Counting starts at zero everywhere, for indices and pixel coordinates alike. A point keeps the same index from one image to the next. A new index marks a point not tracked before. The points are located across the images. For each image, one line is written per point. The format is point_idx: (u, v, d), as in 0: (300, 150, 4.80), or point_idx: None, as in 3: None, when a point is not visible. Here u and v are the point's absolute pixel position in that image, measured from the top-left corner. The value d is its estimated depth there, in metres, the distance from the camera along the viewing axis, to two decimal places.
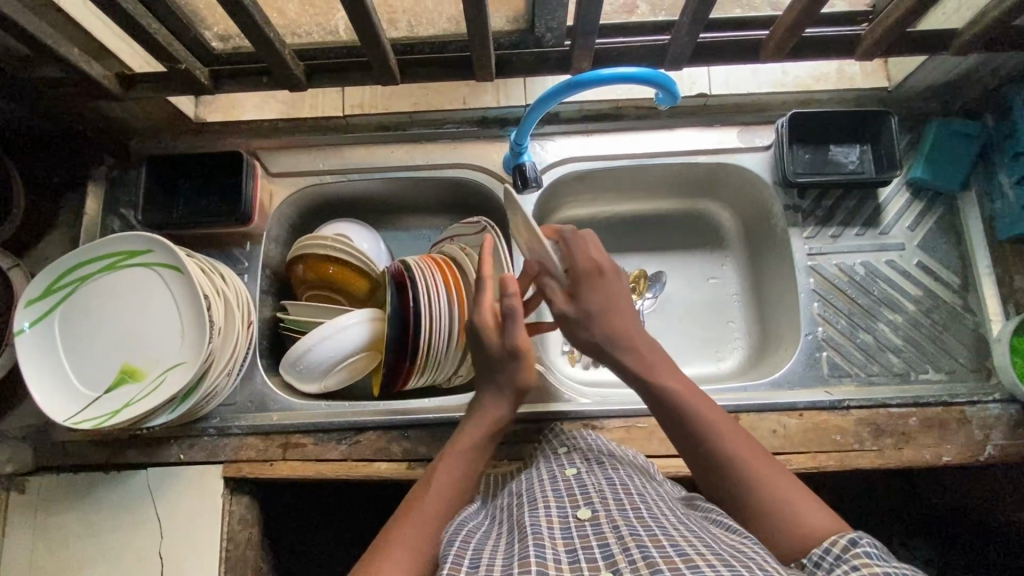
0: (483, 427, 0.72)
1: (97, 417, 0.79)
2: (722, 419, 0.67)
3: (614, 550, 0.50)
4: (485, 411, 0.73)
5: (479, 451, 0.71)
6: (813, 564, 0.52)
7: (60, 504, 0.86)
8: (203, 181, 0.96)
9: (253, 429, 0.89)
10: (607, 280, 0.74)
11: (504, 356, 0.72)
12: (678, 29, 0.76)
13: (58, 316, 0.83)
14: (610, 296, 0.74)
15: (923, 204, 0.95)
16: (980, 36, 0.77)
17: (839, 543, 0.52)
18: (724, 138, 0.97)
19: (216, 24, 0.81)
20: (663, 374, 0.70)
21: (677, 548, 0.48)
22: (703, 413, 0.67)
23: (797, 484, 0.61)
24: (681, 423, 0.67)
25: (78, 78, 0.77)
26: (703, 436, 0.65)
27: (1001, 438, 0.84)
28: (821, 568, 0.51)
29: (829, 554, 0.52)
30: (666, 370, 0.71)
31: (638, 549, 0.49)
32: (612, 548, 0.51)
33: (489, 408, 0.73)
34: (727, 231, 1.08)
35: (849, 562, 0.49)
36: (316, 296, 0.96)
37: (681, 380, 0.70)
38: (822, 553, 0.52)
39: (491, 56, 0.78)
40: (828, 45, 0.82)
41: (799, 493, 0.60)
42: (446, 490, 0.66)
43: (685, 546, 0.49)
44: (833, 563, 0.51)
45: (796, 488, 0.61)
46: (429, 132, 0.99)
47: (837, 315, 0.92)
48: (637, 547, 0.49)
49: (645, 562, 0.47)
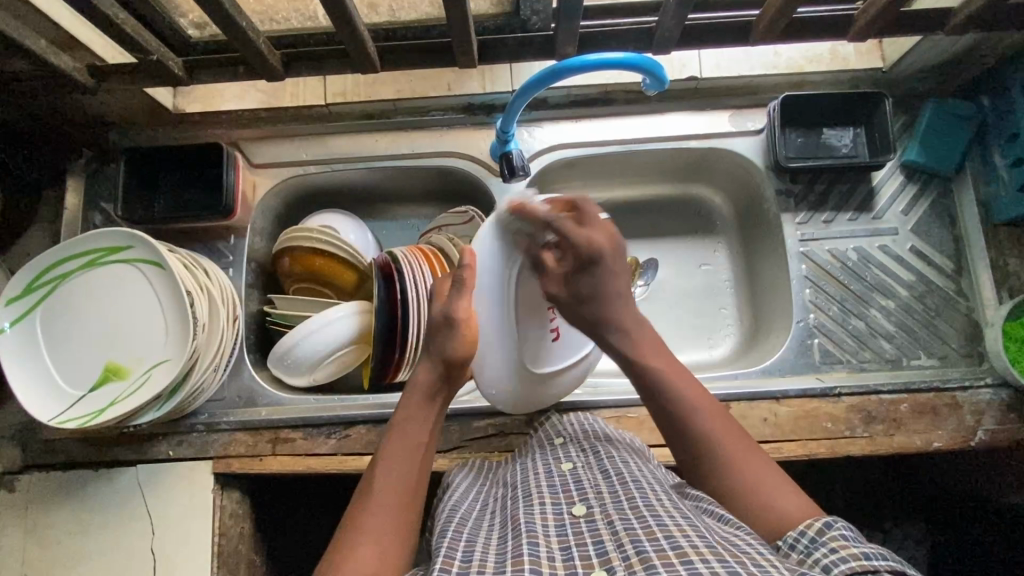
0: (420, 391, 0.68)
1: (81, 416, 0.79)
2: (706, 395, 0.66)
3: (608, 548, 0.50)
4: (418, 376, 0.69)
5: (422, 420, 0.67)
6: (788, 545, 0.52)
7: (49, 502, 0.86)
8: (184, 174, 0.94)
9: (241, 424, 0.88)
10: (603, 254, 0.71)
11: (439, 320, 0.70)
12: (664, 12, 0.73)
13: (37, 315, 0.82)
14: (609, 267, 0.71)
15: (918, 187, 0.93)
16: (975, 16, 0.75)
17: (814, 526, 0.52)
18: (715, 123, 0.95)
19: (190, 11, 0.78)
20: (647, 350, 0.70)
21: (670, 540, 0.48)
22: (685, 390, 0.66)
23: (776, 473, 0.60)
24: (660, 396, 0.66)
25: (48, 72, 0.75)
26: (688, 409, 0.64)
27: (992, 423, 0.84)
28: (796, 551, 0.51)
29: (805, 537, 0.51)
30: (655, 351, 0.69)
31: (632, 545, 0.49)
32: (606, 546, 0.50)
33: (422, 374, 0.69)
34: (720, 216, 1.06)
35: (825, 545, 0.49)
36: (302, 289, 0.94)
37: (668, 359, 0.69)
38: (797, 536, 0.52)
39: (472, 41, 0.76)
40: (819, 26, 0.80)
41: (775, 479, 0.59)
42: (398, 463, 0.63)
43: (680, 537, 0.48)
44: (809, 546, 0.51)
45: (772, 473, 0.60)
46: (413, 120, 0.97)
47: (829, 302, 0.91)
48: (631, 542, 0.49)
49: (638, 558, 0.47)
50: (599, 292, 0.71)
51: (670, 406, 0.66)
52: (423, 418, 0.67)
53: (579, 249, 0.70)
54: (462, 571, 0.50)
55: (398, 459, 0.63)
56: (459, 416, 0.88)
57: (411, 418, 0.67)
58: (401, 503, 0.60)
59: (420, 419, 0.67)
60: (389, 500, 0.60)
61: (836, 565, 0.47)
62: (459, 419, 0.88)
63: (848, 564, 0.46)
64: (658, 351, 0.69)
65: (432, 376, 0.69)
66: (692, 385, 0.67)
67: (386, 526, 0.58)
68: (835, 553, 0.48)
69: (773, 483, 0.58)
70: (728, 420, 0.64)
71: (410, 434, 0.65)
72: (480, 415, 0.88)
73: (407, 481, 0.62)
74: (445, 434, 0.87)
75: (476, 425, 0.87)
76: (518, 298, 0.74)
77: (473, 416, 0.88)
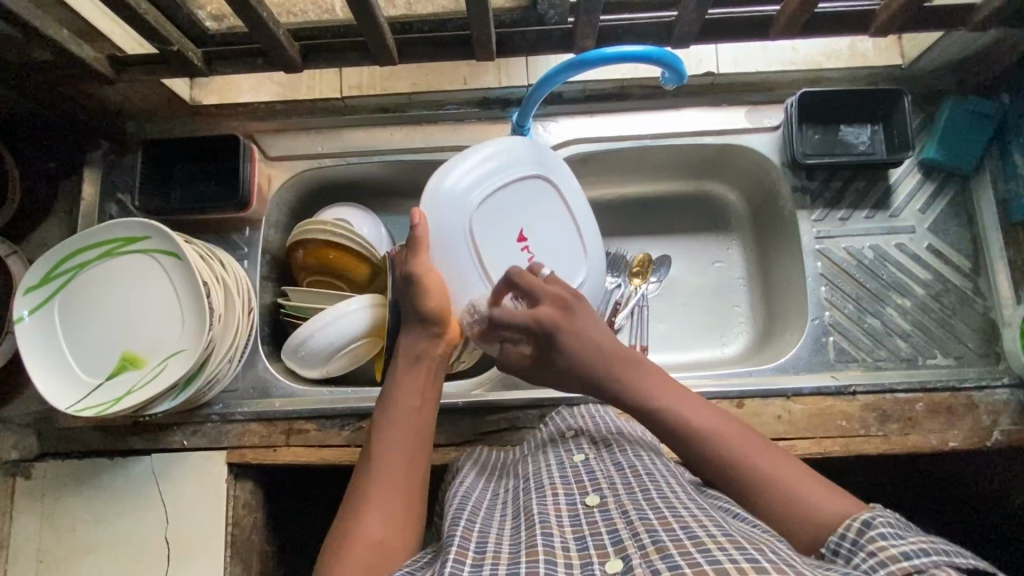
0: (407, 358, 0.71)
1: (98, 405, 0.79)
2: (725, 422, 0.62)
3: (622, 536, 0.50)
4: (403, 347, 0.72)
5: (415, 387, 0.68)
6: (829, 552, 0.51)
7: (65, 490, 0.87)
8: (200, 165, 0.94)
9: (255, 415, 0.89)
10: (556, 326, 0.70)
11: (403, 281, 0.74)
12: (685, 7, 0.73)
13: (57, 304, 0.83)
14: (568, 328, 0.70)
15: (936, 185, 0.93)
16: (999, 11, 0.74)
17: (854, 527, 0.50)
18: (732, 119, 0.94)
19: (208, 3, 0.79)
20: (647, 392, 0.65)
21: (687, 531, 0.48)
22: (693, 416, 0.62)
23: (803, 470, 0.58)
24: (678, 439, 0.62)
25: (69, 62, 0.75)
26: (710, 446, 0.60)
27: (1009, 423, 0.83)
28: (840, 556, 0.50)
29: (846, 540, 0.50)
30: (654, 382, 0.66)
31: (648, 534, 0.48)
32: (621, 535, 0.50)
33: (407, 341, 0.72)
34: (734, 213, 1.06)
35: (865, 548, 0.48)
36: (315, 283, 0.95)
37: (677, 393, 0.65)
38: (839, 540, 0.51)
39: (491, 34, 0.76)
40: (840, 21, 0.79)
41: (809, 481, 0.57)
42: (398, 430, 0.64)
43: (696, 527, 0.48)
44: (851, 549, 0.49)
45: (803, 475, 0.57)
46: (429, 114, 0.97)
47: (844, 299, 0.91)
48: (647, 532, 0.49)
49: (654, 547, 0.46)
50: (569, 359, 0.70)
51: (694, 453, 0.61)
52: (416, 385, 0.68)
53: (534, 332, 0.71)
54: (476, 561, 0.50)
55: (395, 427, 0.64)
56: (472, 411, 0.88)
57: (403, 383, 0.68)
58: (405, 470, 0.61)
59: (411, 384, 0.68)
60: (391, 466, 0.61)
61: (876, 572, 0.46)
62: (472, 413, 0.88)
63: (887, 568, 0.45)
64: (660, 387, 0.65)
65: (418, 340, 0.72)
66: (698, 409, 0.63)
67: (391, 497, 0.59)
68: (873, 557, 0.47)
69: (813, 491, 0.55)
70: (756, 442, 0.60)
71: (405, 400, 0.67)
72: (493, 409, 0.88)
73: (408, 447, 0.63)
74: (458, 428, 0.87)
75: (489, 419, 0.87)
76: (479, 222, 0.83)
77: (486, 410, 0.88)
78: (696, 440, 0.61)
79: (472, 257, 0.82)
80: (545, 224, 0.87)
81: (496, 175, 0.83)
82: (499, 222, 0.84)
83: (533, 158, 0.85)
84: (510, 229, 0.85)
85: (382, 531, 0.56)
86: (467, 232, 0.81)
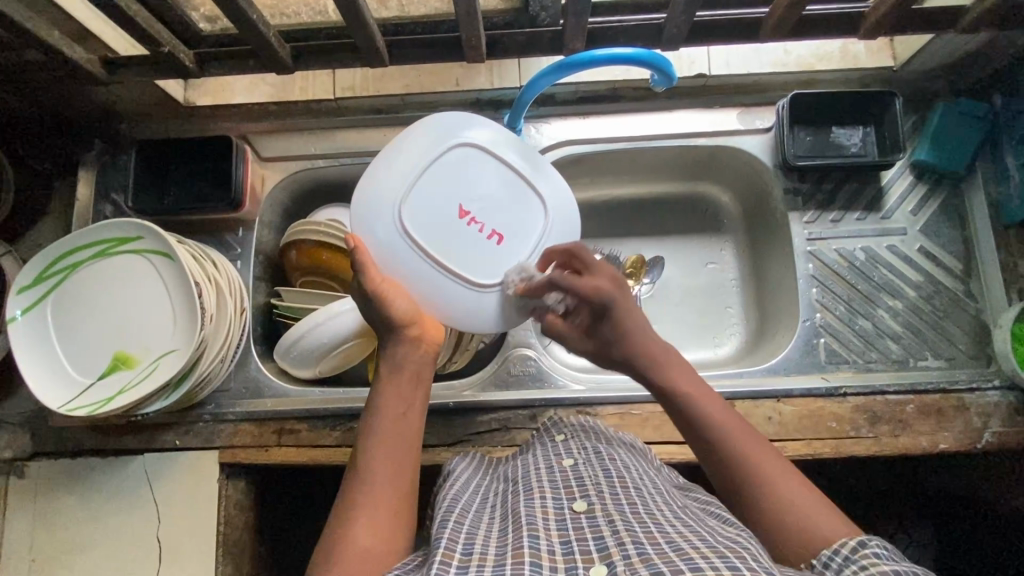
0: (389, 374, 0.68)
1: (90, 404, 0.80)
2: (729, 414, 0.66)
3: (608, 543, 0.49)
4: (384, 362, 0.69)
5: (400, 402, 0.66)
6: (823, 564, 0.52)
7: (57, 489, 0.87)
8: (193, 166, 0.94)
9: (247, 415, 0.89)
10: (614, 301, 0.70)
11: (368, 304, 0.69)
12: (674, 8, 0.73)
13: (48, 304, 0.83)
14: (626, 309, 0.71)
15: (928, 187, 0.93)
16: (988, 14, 0.74)
17: (849, 544, 0.51)
18: (724, 120, 0.94)
19: (203, 5, 0.81)
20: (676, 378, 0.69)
21: (672, 543, 0.47)
22: (715, 413, 0.65)
23: (803, 484, 0.59)
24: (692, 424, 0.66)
25: (62, 63, 0.76)
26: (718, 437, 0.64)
27: (1000, 425, 0.83)
28: (830, 569, 0.51)
29: (839, 555, 0.51)
30: (678, 369, 0.69)
31: (633, 545, 0.48)
32: (607, 542, 0.50)
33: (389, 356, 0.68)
34: (727, 214, 1.06)
35: (857, 563, 0.49)
36: (310, 282, 0.95)
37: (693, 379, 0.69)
38: (831, 554, 0.52)
39: (481, 35, 0.76)
40: (829, 23, 0.79)
41: (805, 492, 0.59)
42: (382, 447, 0.63)
43: (683, 540, 0.48)
44: (842, 565, 0.50)
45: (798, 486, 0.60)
46: (422, 115, 0.98)
47: (836, 302, 0.91)
48: (632, 543, 0.48)
49: (639, 557, 0.46)
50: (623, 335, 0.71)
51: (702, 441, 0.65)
52: (400, 400, 0.66)
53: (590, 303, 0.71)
54: (462, 563, 0.49)
55: (377, 438, 0.63)
56: (464, 411, 0.88)
57: (388, 398, 0.66)
58: (390, 480, 0.61)
59: (395, 398, 0.66)
60: (378, 484, 0.60)
61: None
62: (464, 413, 0.88)
63: None
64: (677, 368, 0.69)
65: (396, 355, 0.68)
66: (716, 405, 0.66)
67: (382, 512, 0.58)
68: (864, 571, 0.48)
69: (805, 503, 0.58)
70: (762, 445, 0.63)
71: (389, 411, 0.65)
72: (484, 409, 0.88)
73: (394, 461, 0.62)
74: (449, 428, 0.87)
75: (480, 420, 0.88)
76: (415, 218, 0.72)
77: (477, 410, 0.88)
78: (713, 427, 0.64)
79: (421, 257, 0.72)
80: (491, 181, 0.75)
81: (411, 166, 0.73)
82: (437, 208, 0.73)
83: (450, 129, 0.75)
84: (451, 206, 0.74)
85: (373, 548, 0.55)
86: (406, 236, 0.71)
